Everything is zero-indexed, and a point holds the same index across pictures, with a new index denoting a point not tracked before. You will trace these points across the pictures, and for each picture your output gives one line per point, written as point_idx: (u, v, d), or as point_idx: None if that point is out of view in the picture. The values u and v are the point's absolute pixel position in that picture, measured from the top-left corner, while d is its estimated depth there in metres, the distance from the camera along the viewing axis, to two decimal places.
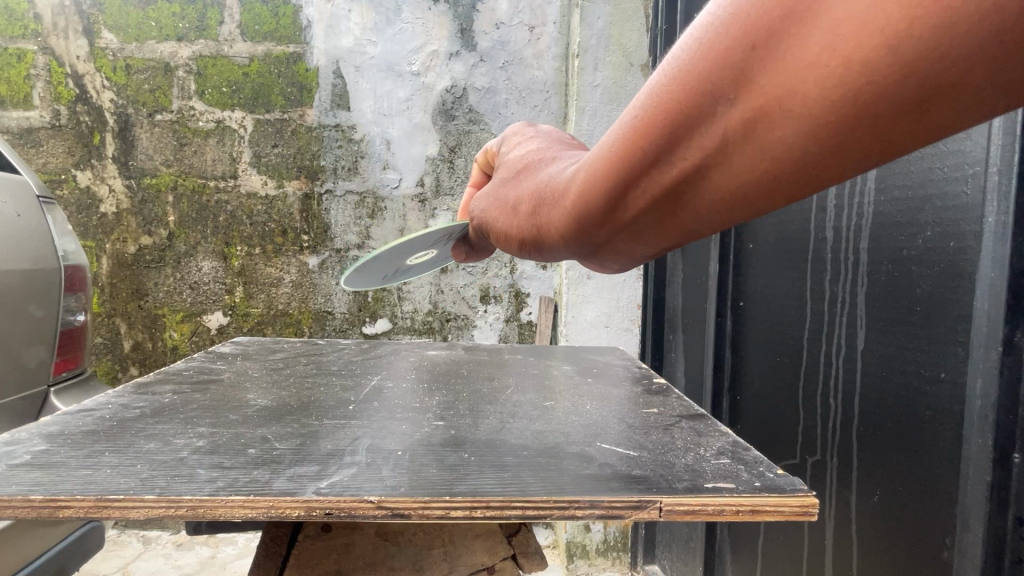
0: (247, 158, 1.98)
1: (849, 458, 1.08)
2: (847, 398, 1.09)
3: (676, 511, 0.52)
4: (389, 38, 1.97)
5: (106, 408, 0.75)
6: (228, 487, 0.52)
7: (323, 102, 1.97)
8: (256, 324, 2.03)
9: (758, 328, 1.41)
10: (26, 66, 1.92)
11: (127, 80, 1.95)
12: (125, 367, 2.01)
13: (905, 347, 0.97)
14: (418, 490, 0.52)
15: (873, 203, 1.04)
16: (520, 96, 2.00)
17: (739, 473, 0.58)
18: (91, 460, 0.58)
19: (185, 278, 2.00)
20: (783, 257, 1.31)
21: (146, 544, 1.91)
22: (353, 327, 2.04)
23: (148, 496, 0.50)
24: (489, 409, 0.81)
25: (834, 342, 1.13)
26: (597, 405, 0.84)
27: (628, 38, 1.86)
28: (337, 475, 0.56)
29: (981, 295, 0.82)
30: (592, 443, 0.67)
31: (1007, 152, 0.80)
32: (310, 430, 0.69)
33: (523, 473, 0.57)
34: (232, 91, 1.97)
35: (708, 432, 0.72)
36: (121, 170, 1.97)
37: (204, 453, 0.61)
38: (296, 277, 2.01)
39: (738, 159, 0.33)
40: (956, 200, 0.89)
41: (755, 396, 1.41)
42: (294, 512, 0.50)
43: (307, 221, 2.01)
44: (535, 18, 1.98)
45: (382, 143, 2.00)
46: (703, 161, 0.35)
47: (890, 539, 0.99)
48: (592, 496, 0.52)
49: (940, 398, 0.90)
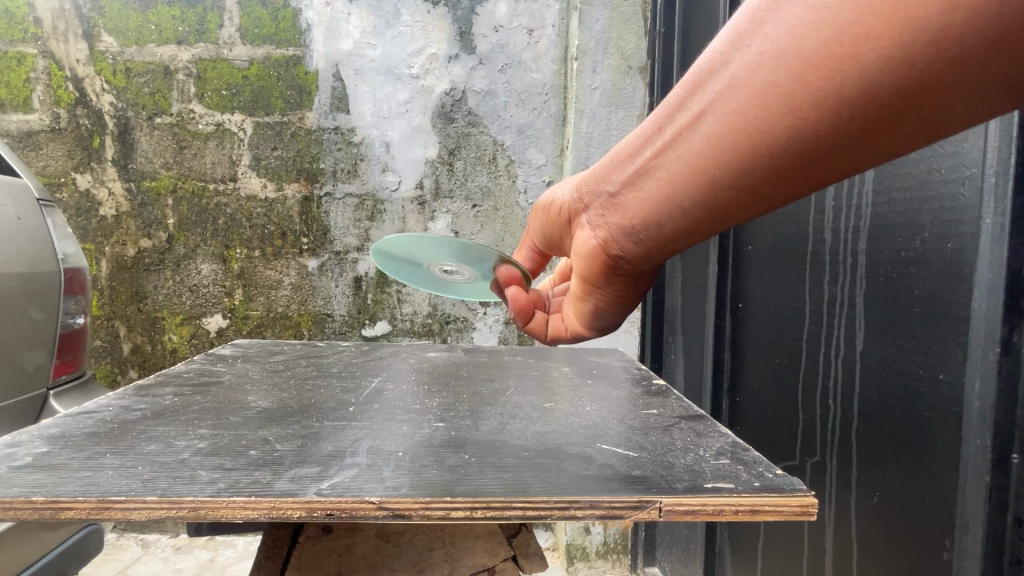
0: (247, 161, 1.99)
1: (849, 459, 1.09)
2: (847, 398, 1.10)
3: (676, 511, 0.52)
4: (388, 42, 1.98)
5: (107, 410, 0.75)
6: (229, 489, 0.52)
7: (323, 105, 1.98)
8: (255, 327, 2.02)
9: (757, 329, 1.41)
10: (26, 69, 1.92)
11: (127, 83, 1.96)
12: (125, 370, 2.01)
13: (903, 348, 0.97)
14: (419, 491, 0.52)
15: (872, 205, 1.05)
16: (519, 99, 2.01)
17: (739, 474, 0.59)
18: (92, 462, 0.58)
19: (184, 281, 2.00)
20: (781, 259, 1.32)
21: (145, 547, 1.90)
22: (353, 330, 2.04)
23: (150, 497, 0.50)
24: (489, 410, 0.81)
25: (833, 343, 1.14)
26: (597, 406, 0.84)
27: (627, 41, 1.87)
28: (338, 476, 0.56)
29: (979, 296, 0.82)
30: (592, 444, 0.67)
31: (1003, 154, 0.80)
32: (311, 432, 0.69)
33: (524, 474, 0.57)
34: (231, 94, 1.97)
35: (708, 432, 0.72)
36: (120, 173, 1.97)
37: (205, 455, 0.61)
38: (295, 280, 2.01)
39: (749, 91, 0.48)
40: (953, 202, 0.89)
41: (754, 397, 1.42)
42: (295, 513, 0.50)
43: (306, 223, 2.01)
44: (534, 21, 1.99)
45: (382, 145, 2.00)
46: (728, 89, 0.50)
47: (890, 539, 0.99)
48: (593, 496, 0.52)
49: (938, 399, 0.91)
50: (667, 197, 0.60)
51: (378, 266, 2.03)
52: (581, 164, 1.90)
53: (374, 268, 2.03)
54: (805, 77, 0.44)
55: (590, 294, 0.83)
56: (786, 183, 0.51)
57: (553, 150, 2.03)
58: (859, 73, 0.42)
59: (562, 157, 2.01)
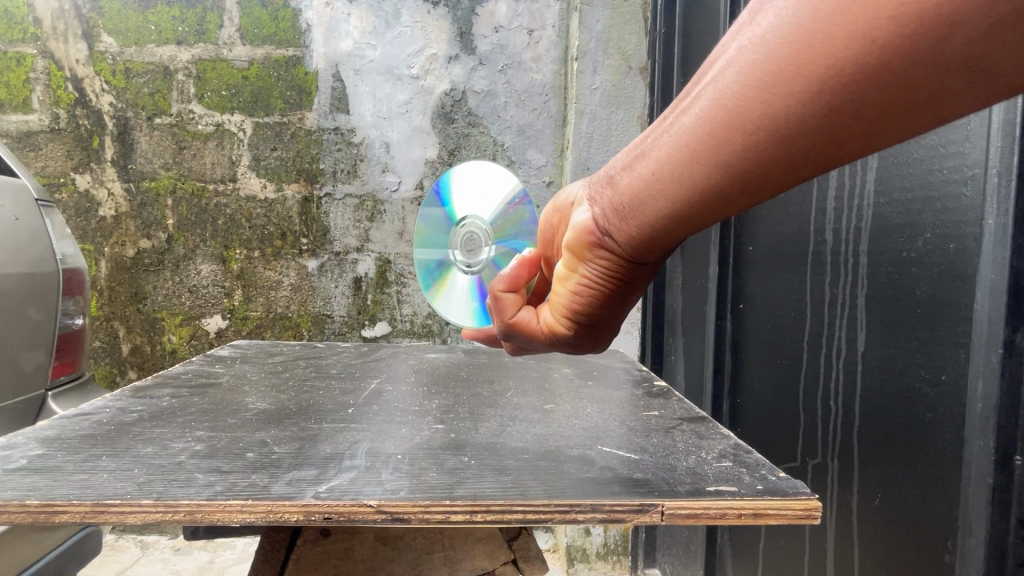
0: (247, 162, 1.98)
1: (850, 460, 1.08)
2: (848, 399, 1.09)
3: (678, 515, 0.51)
4: (388, 42, 1.98)
5: (104, 412, 0.74)
6: (226, 492, 0.51)
7: (322, 105, 1.98)
8: (255, 327, 2.02)
9: (758, 330, 1.41)
10: (26, 69, 1.92)
11: (127, 83, 1.95)
12: (123, 370, 2.00)
13: (905, 349, 0.96)
14: (417, 494, 0.52)
15: (873, 205, 1.04)
16: (519, 99, 2.01)
17: (741, 477, 0.58)
18: (88, 464, 0.57)
19: (184, 281, 1.99)
20: (782, 259, 1.31)
21: (144, 549, 1.90)
22: (352, 331, 2.03)
23: (145, 501, 0.49)
24: (489, 412, 0.80)
25: (834, 344, 1.13)
26: (598, 408, 0.84)
27: (627, 42, 1.87)
28: (336, 479, 0.55)
29: (982, 297, 0.82)
30: (593, 446, 0.67)
31: (1006, 154, 0.79)
32: (309, 434, 0.69)
33: (524, 477, 0.57)
34: (231, 94, 1.97)
35: (709, 435, 0.72)
36: (120, 173, 1.97)
37: (202, 457, 0.60)
38: (295, 280, 2.01)
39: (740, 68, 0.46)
40: (955, 202, 0.89)
41: (755, 398, 1.41)
42: (293, 517, 0.49)
43: (306, 224, 2.00)
44: (534, 21, 1.99)
45: (382, 146, 2.00)
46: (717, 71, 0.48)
47: (892, 542, 0.98)
48: (594, 499, 0.51)
49: (940, 400, 0.90)
50: (651, 188, 0.55)
51: (378, 267, 2.02)
52: (581, 165, 1.90)
53: (373, 268, 2.02)
54: (789, 64, 0.42)
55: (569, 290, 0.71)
56: (775, 171, 0.47)
57: (553, 151, 2.02)
58: (842, 59, 0.40)
59: (562, 158, 2.01)
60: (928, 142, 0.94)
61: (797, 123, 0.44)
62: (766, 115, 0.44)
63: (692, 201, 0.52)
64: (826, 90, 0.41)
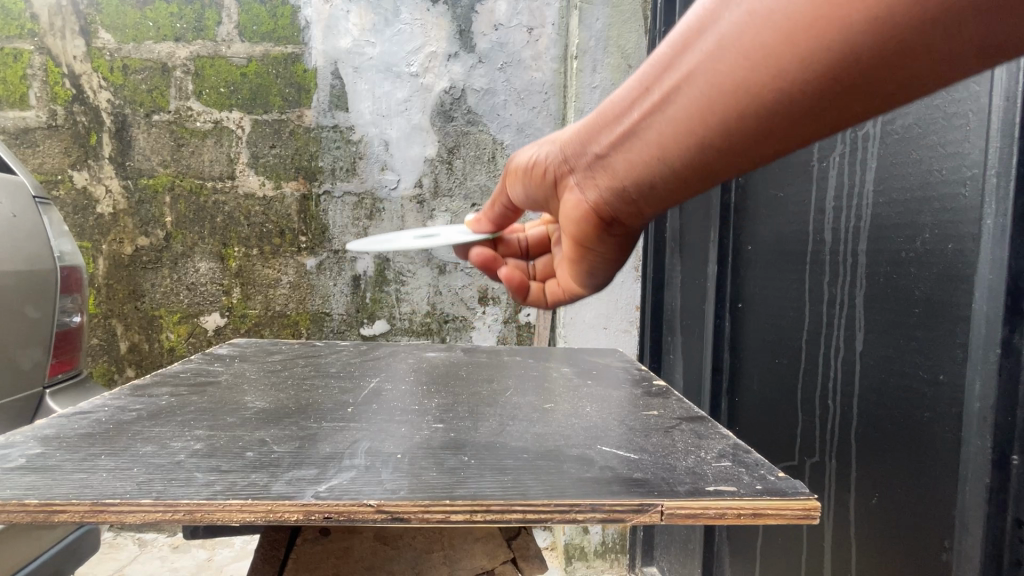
0: (245, 159, 1.98)
1: (848, 459, 1.08)
2: (846, 399, 1.10)
3: (678, 515, 0.51)
4: (387, 39, 1.97)
5: (103, 411, 0.74)
6: (225, 492, 0.51)
7: (321, 103, 1.97)
8: (253, 325, 2.02)
9: (756, 330, 1.41)
10: (22, 66, 1.91)
11: (124, 80, 1.95)
12: (122, 368, 2.00)
13: (904, 349, 0.97)
14: (417, 494, 0.52)
15: (872, 205, 1.04)
16: (518, 97, 2.00)
17: (740, 476, 0.58)
18: (87, 464, 0.57)
19: (182, 279, 1.99)
20: (781, 259, 1.31)
21: (142, 547, 1.89)
22: (351, 329, 2.03)
23: (145, 500, 0.49)
24: (488, 412, 0.80)
25: (832, 343, 1.13)
26: (597, 407, 0.84)
27: (627, 40, 1.86)
28: (335, 479, 0.55)
29: (980, 297, 0.82)
30: (593, 446, 0.67)
31: (1004, 155, 0.80)
32: (308, 433, 0.68)
33: (524, 476, 0.57)
34: (229, 92, 1.96)
35: (708, 434, 0.72)
36: (118, 171, 1.96)
37: (201, 456, 0.60)
38: (294, 278, 2.01)
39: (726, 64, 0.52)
40: (954, 202, 0.89)
41: (753, 397, 1.42)
42: (292, 517, 0.49)
43: (304, 222, 2.00)
44: (534, 19, 1.98)
45: (381, 144, 1.99)
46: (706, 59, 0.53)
47: (889, 541, 0.99)
48: (593, 499, 0.51)
49: (939, 399, 0.90)
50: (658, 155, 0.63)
51: (377, 265, 2.02)
52: None
53: (372, 266, 2.02)
54: (762, 62, 0.49)
55: (581, 250, 0.86)
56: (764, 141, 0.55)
57: None
58: (815, 60, 0.46)
59: None
60: (927, 142, 0.94)
61: (778, 107, 0.51)
62: (751, 103, 0.52)
63: (693, 165, 0.61)
64: (796, 80, 0.48)
